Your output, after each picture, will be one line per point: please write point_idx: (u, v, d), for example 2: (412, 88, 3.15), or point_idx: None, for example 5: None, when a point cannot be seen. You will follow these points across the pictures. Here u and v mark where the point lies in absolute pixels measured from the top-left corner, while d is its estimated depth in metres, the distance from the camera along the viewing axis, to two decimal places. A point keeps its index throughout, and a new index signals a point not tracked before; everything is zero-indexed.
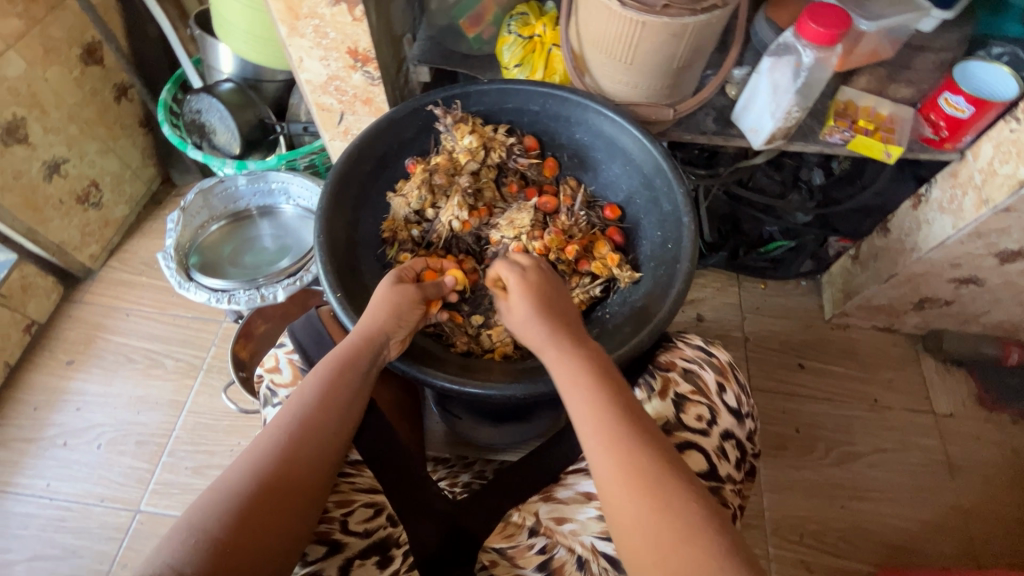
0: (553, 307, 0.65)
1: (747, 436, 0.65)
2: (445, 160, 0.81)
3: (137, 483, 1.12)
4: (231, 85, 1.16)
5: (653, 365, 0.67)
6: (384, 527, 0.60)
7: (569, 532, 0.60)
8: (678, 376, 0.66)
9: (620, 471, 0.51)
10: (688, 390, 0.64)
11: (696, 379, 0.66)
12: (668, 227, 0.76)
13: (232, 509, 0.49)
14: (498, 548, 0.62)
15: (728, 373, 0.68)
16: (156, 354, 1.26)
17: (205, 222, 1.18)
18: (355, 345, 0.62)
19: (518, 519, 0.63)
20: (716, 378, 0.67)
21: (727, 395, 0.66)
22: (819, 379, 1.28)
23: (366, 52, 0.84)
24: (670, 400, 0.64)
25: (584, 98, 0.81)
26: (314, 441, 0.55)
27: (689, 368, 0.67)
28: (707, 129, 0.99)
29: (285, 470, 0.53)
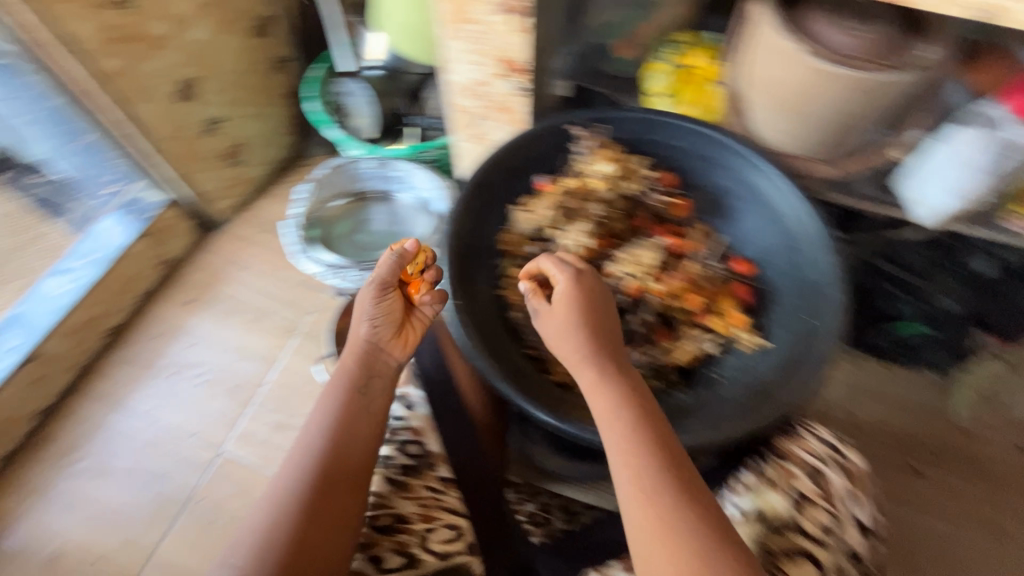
0: (590, 316, 0.64)
1: (874, 558, 0.58)
2: (580, 185, 0.80)
3: (225, 426, 1.21)
4: (380, 73, 1.25)
5: (769, 450, 0.63)
6: (462, 553, 0.63)
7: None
8: (799, 471, 0.61)
9: (650, 510, 0.53)
10: (808, 489, 0.59)
11: (820, 480, 0.60)
12: (808, 297, 0.71)
13: (282, 517, 0.57)
14: None
15: (858, 481, 0.62)
16: (262, 310, 1.35)
17: (328, 197, 1.24)
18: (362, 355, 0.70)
19: None
20: (844, 483, 0.61)
21: (855, 506, 0.59)
22: (932, 488, 1.13)
23: (519, 63, 0.84)
24: (786, 494, 0.59)
25: (738, 142, 0.76)
26: (348, 437, 0.64)
27: (813, 465, 0.61)
28: (863, 193, 0.88)
29: (332, 467, 0.61)
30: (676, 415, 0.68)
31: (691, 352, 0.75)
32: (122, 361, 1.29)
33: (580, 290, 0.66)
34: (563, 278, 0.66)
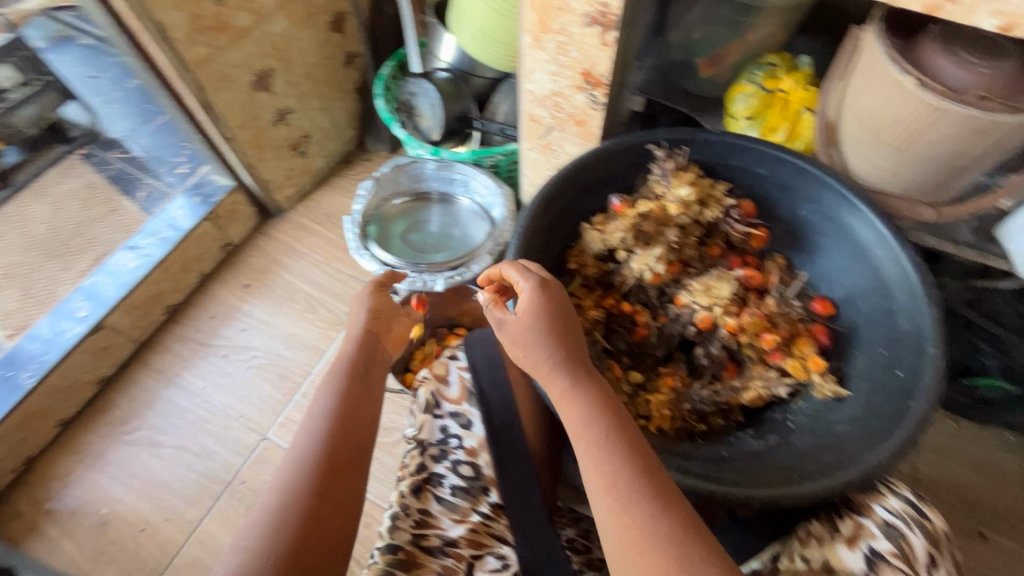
0: (559, 320, 0.62)
1: None
2: (658, 208, 0.75)
3: (271, 411, 1.23)
4: (447, 74, 1.23)
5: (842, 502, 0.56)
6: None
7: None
8: (875, 527, 0.53)
9: (627, 527, 0.49)
10: (886, 551, 0.51)
11: (900, 540, 0.52)
12: (901, 350, 0.65)
13: (287, 501, 0.56)
14: None
15: (941, 545, 0.54)
16: (313, 300, 1.37)
17: (388, 196, 1.24)
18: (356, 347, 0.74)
19: None
20: (926, 546, 0.52)
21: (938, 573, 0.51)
22: (1000, 559, 1.04)
23: (600, 76, 0.82)
24: (860, 553, 0.52)
25: (831, 176, 0.71)
26: (348, 415, 0.65)
27: (892, 522, 0.53)
28: (962, 240, 0.81)
29: (335, 452, 0.61)
30: (747, 462, 0.64)
31: (759, 394, 0.71)
32: (180, 337, 1.34)
33: (548, 292, 0.63)
34: (530, 279, 0.64)
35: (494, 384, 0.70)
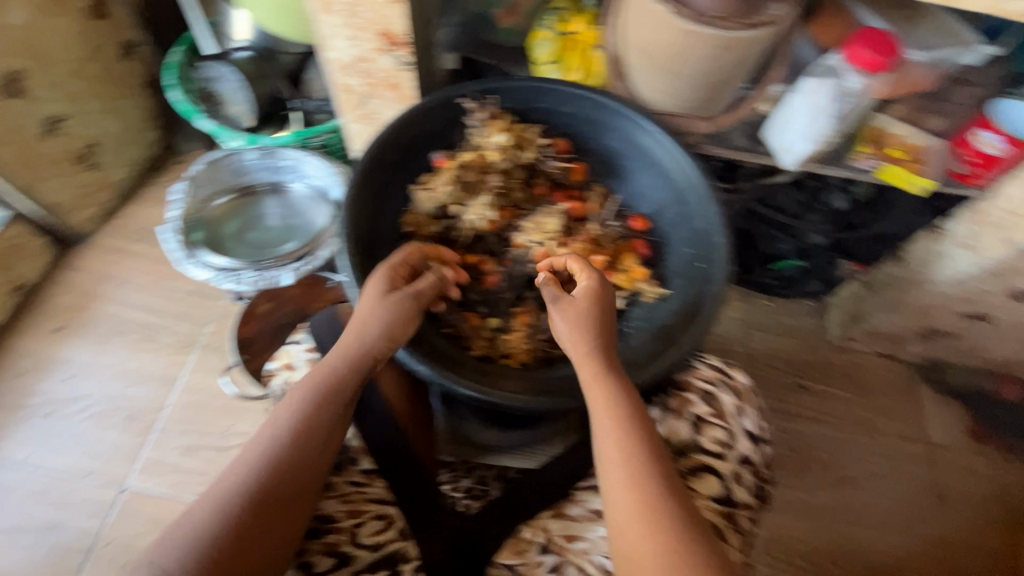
0: (601, 323, 0.65)
1: (767, 462, 0.63)
2: (476, 157, 0.79)
3: (124, 458, 1.09)
4: (248, 53, 1.14)
5: (670, 385, 0.66)
6: (394, 541, 0.59)
7: (579, 550, 0.59)
8: (695, 397, 0.64)
9: (634, 499, 0.54)
10: (705, 413, 0.63)
11: (713, 401, 0.64)
12: (700, 245, 0.75)
13: (219, 522, 0.51)
14: (507, 564, 0.59)
15: (746, 396, 0.65)
16: (150, 327, 1.22)
17: (210, 196, 1.14)
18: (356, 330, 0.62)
19: (529, 535, 0.60)
20: (735, 401, 0.64)
21: (745, 420, 0.63)
22: (817, 400, 1.28)
23: (398, 36, 0.81)
24: (686, 420, 0.62)
25: (622, 105, 0.79)
26: (323, 426, 0.57)
27: (708, 390, 0.65)
28: (737, 144, 0.97)
29: (289, 473, 0.54)
30: None
31: None
32: None
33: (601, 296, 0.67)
34: (595, 283, 0.67)
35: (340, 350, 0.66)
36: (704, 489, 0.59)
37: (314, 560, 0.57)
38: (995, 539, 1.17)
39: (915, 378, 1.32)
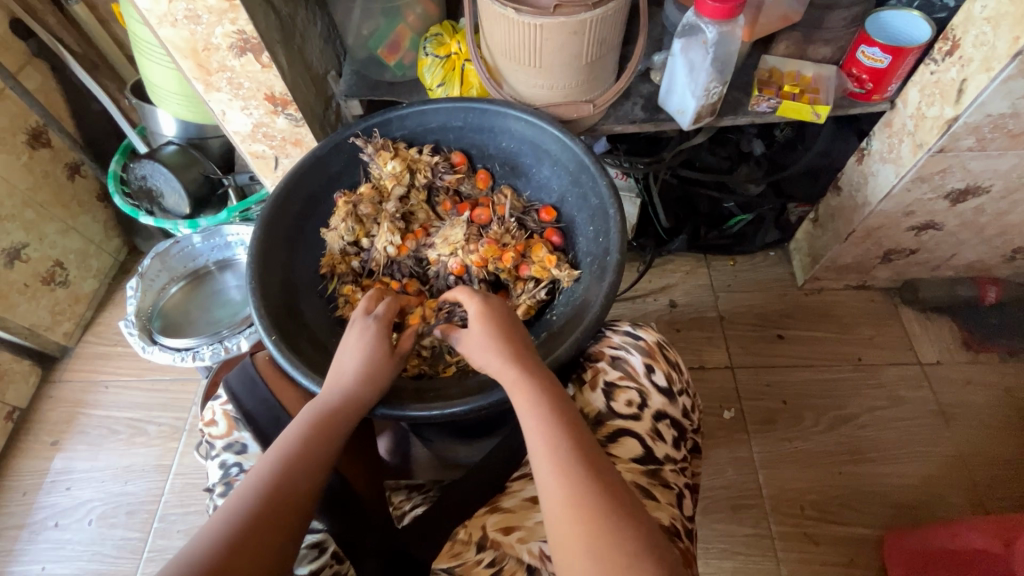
0: (509, 333, 0.63)
1: (681, 411, 0.67)
2: (372, 188, 0.84)
3: (130, 553, 1.12)
4: (175, 146, 1.19)
5: (584, 358, 0.69)
6: (331, 565, 0.61)
7: (516, 541, 0.58)
8: (607, 364, 0.68)
9: (566, 490, 0.51)
10: (615, 377, 0.66)
11: (625, 364, 0.68)
12: (599, 221, 0.77)
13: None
14: (446, 569, 0.59)
15: (656, 354, 0.69)
16: (138, 422, 1.26)
17: (165, 284, 1.19)
18: (285, 470, 0.55)
19: (464, 536, 0.60)
20: (645, 360, 0.68)
21: (657, 375, 0.67)
22: (798, 347, 1.26)
23: (283, 95, 0.86)
24: (599, 390, 0.66)
25: (502, 107, 0.82)
26: (289, 484, 0.54)
27: (618, 355, 0.68)
28: (636, 118, 0.99)
29: (257, 527, 0.51)
30: None
31: (525, 304, 0.80)
32: None
33: (488, 312, 0.65)
34: (474, 303, 0.66)
35: (246, 390, 0.66)
36: (625, 453, 0.62)
37: None
38: (1013, 446, 1.12)
39: (893, 303, 1.29)
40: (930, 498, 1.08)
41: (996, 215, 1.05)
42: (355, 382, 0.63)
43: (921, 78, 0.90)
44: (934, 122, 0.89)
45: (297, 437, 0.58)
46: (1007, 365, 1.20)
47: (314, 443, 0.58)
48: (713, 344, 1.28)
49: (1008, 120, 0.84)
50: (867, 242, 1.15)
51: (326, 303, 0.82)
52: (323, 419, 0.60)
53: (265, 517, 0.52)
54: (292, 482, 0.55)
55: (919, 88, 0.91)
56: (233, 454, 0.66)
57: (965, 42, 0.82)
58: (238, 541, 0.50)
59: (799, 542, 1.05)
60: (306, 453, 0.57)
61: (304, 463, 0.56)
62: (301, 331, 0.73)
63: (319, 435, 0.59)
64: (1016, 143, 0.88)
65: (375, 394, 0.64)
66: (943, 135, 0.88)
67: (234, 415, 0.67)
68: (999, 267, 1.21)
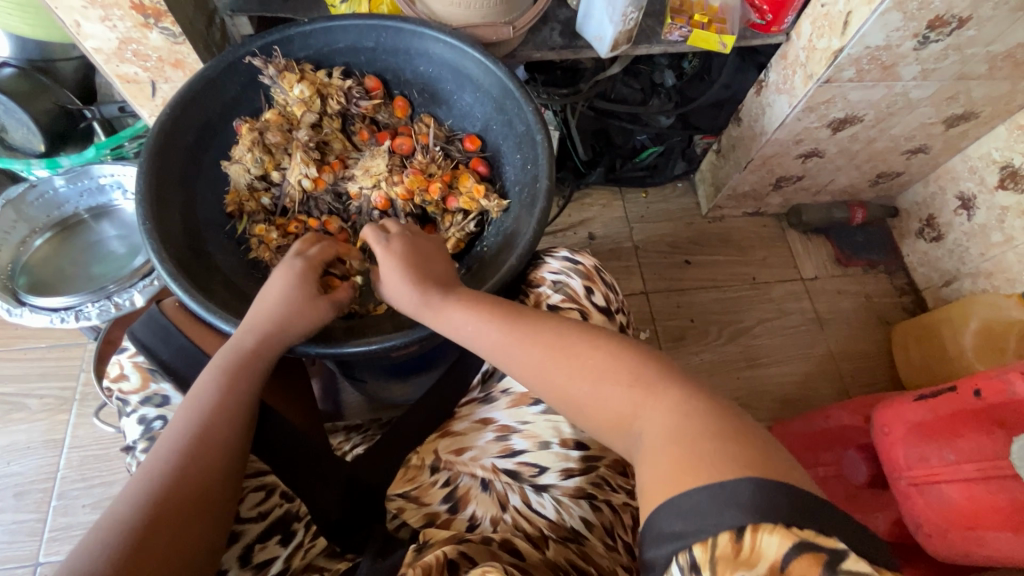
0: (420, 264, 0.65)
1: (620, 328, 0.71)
2: (278, 115, 0.76)
3: (28, 536, 1.01)
4: (14, 70, 0.98)
5: (526, 286, 0.72)
6: (281, 506, 0.61)
7: (469, 460, 0.64)
8: (548, 289, 0.70)
9: (566, 372, 0.53)
10: (558, 300, 0.69)
11: (564, 288, 0.70)
12: (526, 147, 0.76)
13: (119, 540, 0.44)
14: (402, 494, 0.64)
15: (593, 276, 0.72)
16: (13, 397, 1.11)
17: (26, 237, 1.02)
18: (202, 424, 0.53)
19: (417, 461, 0.66)
20: (584, 283, 0.71)
21: (596, 296, 0.70)
22: (704, 271, 1.37)
23: (154, 5, 0.72)
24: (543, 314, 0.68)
25: (418, 26, 0.77)
26: (210, 437, 0.53)
27: (557, 281, 0.71)
28: (555, 44, 0.97)
29: (188, 484, 0.49)
30: None
31: (455, 238, 0.79)
32: None
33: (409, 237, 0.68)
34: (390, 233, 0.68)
35: (159, 338, 0.61)
36: None
37: None
38: (870, 342, 1.33)
39: (781, 227, 1.44)
40: (807, 392, 1.26)
41: (867, 142, 1.18)
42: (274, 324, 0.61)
43: (813, 10, 0.97)
44: (823, 53, 0.96)
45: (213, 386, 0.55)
46: (868, 276, 1.40)
47: (233, 391, 0.56)
48: (629, 272, 1.35)
49: (883, 52, 0.93)
50: (763, 170, 1.25)
51: (236, 244, 0.76)
52: (235, 365, 0.58)
53: (198, 474, 0.50)
54: (215, 431, 0.53)
55: (811, 21, 0.97)
56: (154, 407, 0.61)
57: None
58: (170, 501, 0.48)
59: None
60: (227, 405, 0.55)
61: (222, 415, 0.54)
62: (213, 274, 0.67)
63: (236, 384, 0.57)
64: (887, 74, 0.98)
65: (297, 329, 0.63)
66: (829, 66, 0.95)
67: (149, 366, 0.61)
68: (866, 191, 1.38)
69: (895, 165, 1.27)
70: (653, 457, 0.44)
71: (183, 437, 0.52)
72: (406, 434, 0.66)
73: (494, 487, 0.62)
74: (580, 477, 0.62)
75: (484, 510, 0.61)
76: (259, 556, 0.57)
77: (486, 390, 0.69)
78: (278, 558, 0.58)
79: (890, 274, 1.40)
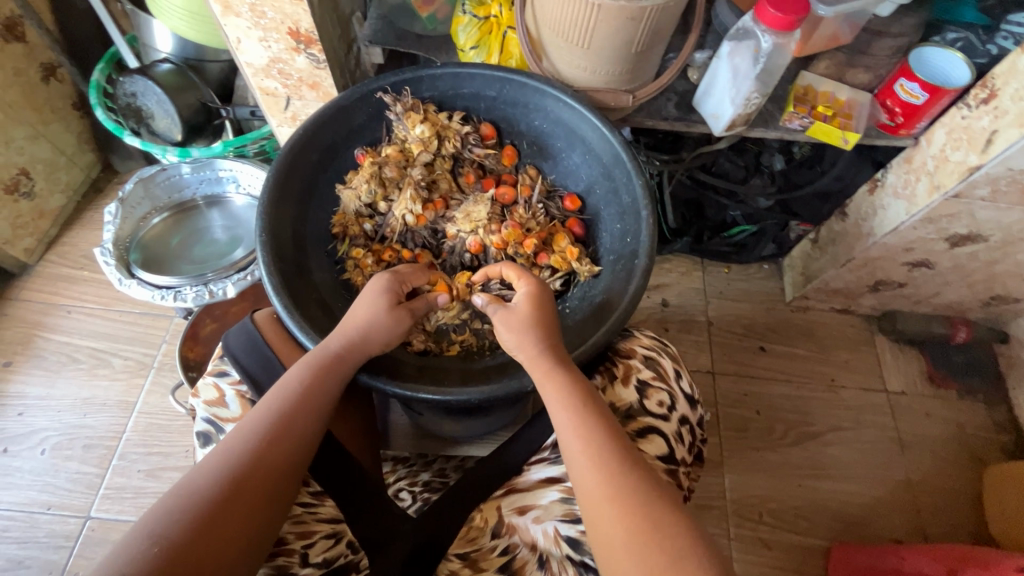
0: (545, 319, 0.64)
1: (697, 419, 0.69)
2: (397, 151, 0.81)
3: (85, 488, 1.08)
4: (170, 66, 1.09)
5: (614, 353, 0.70)
6: (344, 556, 0.59)
7: (530, 522, 0.59)
8: (639, 363, 0.69)
9: (604, 485, 0.50)
10: (648, 376, 0.67)
11: (655, 365, 0.69)
12: (628, 220, 0.75)
13: (193, 517, 0.47)
14: (461, 555, 0.61)
15: (680, 361, 0.72)
16: (102, 353, 1.19)
17: (147, 214, 1.11)
18: (282, 418, 0.55)
19: (480, 522, 0.63)
20: (673, 365, 0.71)
21: (682, 381, 0.69)
22: (778, 361, 1.30)
23: (308, 33, 0.79)
24: (632, 386, 0.66)
25: (543, 84, 0.78)
26: (294, 431, 0.55)
27: (649, 356, 0.70)
28: (669, 115, 0.97)
29: (261, 474, 0.52)
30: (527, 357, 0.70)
31: None
32: None
33: (540, 298, 0.65)
34: (529, 284, 0.67)
35: (247, 350, 0.63)
36: (653, 450, 0.62)
37: None
38: (956, 477, 1.20)
39: (871, 331, 1.34)
40: (876, 517, 1.15)
41: (987, 262, 1.09)
42: (356, 329, 0.63)
43: (951, 120, 0.91)
44: (956, 167, 0.90)
45: (301, 380, 0.58)
46: (963, 402, 1.27)
47: (315, 391, 0.58)
48: (698, 348, 1.30)
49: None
50: (862, 270, 1.18)
51: (333, 264, 0.79)
52: (325, 362, 0.60)
53: (267, 468, 0.52)
54: (298, 425, 0.56)
55: (947, 130, 0.92)
56: None
57: (1004, 94, 0.82)
58: (240, 483, 0.50)
59: (754, 545, 1.11)
60: (305, 404, 0.57)
61: (302, 412, 0.56)
62: (308, 292, 0.70)
63: (323, 380, 0.59)
64: None
65: (381, 340, 0.65)
66: (962, 181, 0.89)
67: (250, 398, 0.62)
68: (974, 310, 1.27)
69: (1013, 291, 1.17)
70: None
71: (267, 420, 0.55)
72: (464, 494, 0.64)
73: (551, 568, 0.56)
74: None
75: None
76: None
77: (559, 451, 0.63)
78: None
79: (989, 406, 1.27)
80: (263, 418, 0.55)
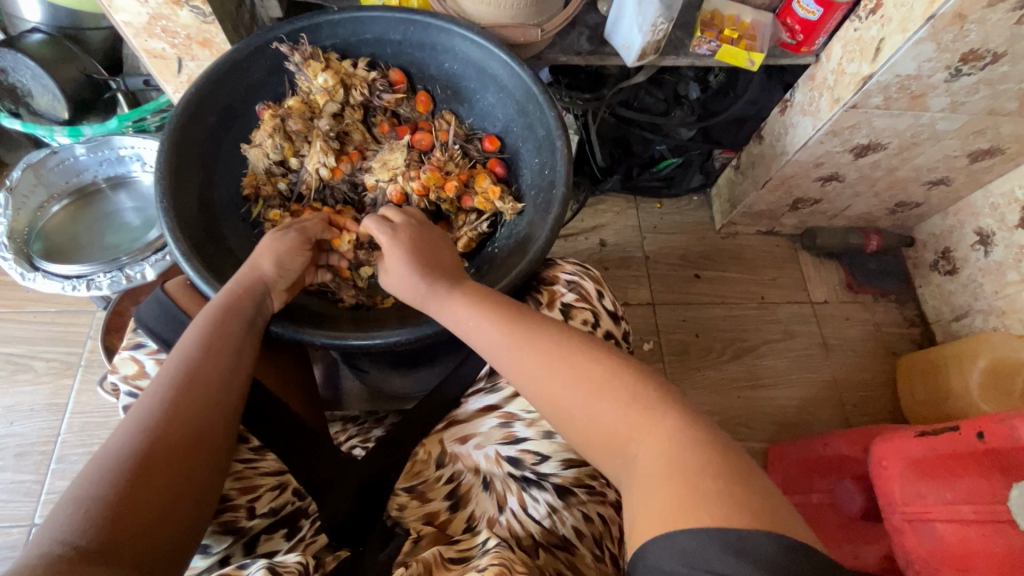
0: (426, 247, 0.66)
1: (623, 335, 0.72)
2: (301, 103, 0.77)
3: (25, 497, 1.03)
4: (44, 36, 1.00)
5: (539, 283, 0.72)
6: (292, 503, 0.62)
7: (472, 448, 0.64)
8: (562, 288, 0.71)
9: (534, 355, 0.54)
10: (572, 299, 0.69)
11: (578, 289, 0.71)
12: (545, 152, 0.76)
13: (121, 474, 0.46)
14: (407, 489, 0.65)
15: (602, 283, 0.74)
16: (20, 358, 1.12)
17: (44, 203, 1.03)
18: (192, 368, 0.54)
19: (424, 455, 0.66)
20: (595, 286, 0.73)
21: (605, 300, 0.72)
22: (712, 286, 1.36)
23: None
24: (557, 310, 0.68)
25: (447, 22, 0.76)
26: (207, 379, 0.54)
27: (571, 281, 0.72)
28: (582, 49, 0.97)
29: (184, 422, 0.51)
30: None
31: (467, 236, 0.79)
32: None
33: (416, 228, 0.67)
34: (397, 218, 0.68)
35: (160, 320, 0.61)
36: None
37: (207, 542, 0.56)
38: (874, 371, 1.31)
39: (794, 248, 1.42)
40: (807, 416, 1.26)
41: (889, 169, 1.16)
42: (246, 276, 0.62)
43: (845, 33, 0.96)
44: (852, 78, 0.95)
45: (200, 330, 0.57)
46: (878, 304, 1.38)
47: (218, 338, 0.57)
48: (637, 282, 1.35)
49: (912, 82, 0.92)
50: (781, 190, 1.24)
51: (250, 227, 0.76)
52: (224, 311, 0.59)
53: (188, 416, 0.52)
54: (210, 372, 0.55)
55: (842, 44, 0.96)
56: None
57: (888, 2, 0.86)
58: (162, 434, 0.50)
59: None
60: (212, 351, 0.56)
61: (209, 359, 0.55)
62: (226, 257, 0.69)
63: (225, 326, 0.58)
64: (915, 104, 0.97)
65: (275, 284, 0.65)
66: (858, 91, 0.94)
67: None
68: (883, 218, 1.36)
69: (914, 195, 1.26)
70: (646, 488, 0.43)
71: (175, 374, 0.54)
72: (408, 434, 0.66)
73: (494, 486, 0.62)
74: (579, 468, 0.60)
75: (484, 510, 0.61)
76: (264, 546, 0.58)
77: (493, 381, 0.67)
78: (280, 551, 0.59)
79: (901, 304, 1.39)
80: (170, 374, 0.54)
